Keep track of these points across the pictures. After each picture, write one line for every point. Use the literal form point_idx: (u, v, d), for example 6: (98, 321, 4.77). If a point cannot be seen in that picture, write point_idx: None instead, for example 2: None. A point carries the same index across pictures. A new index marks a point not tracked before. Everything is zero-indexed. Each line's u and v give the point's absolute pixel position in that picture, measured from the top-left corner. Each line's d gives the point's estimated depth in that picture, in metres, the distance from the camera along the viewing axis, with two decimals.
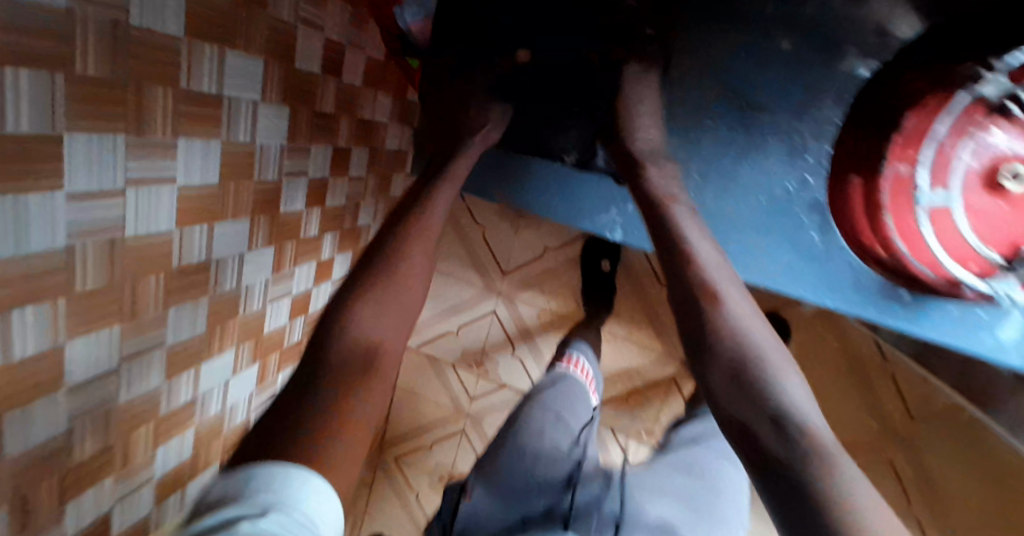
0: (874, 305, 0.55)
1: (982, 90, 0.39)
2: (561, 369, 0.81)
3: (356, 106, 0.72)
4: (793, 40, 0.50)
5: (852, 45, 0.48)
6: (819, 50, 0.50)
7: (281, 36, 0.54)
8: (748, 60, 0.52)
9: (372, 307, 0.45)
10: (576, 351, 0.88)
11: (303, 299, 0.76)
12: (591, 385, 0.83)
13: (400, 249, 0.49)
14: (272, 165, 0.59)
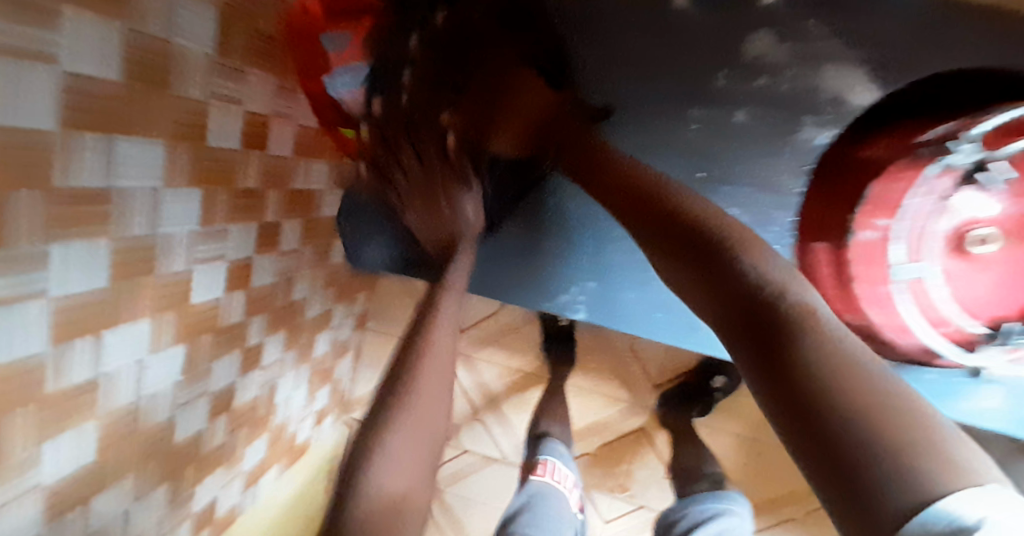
0: None
1: (955, 160, 0.48)
2: (540, 484, 0.75)
3: (286, 178, 0.66)
4: (751, 110, 0.61)
5: (811, 117, 0.60)
6: (780, 117, 0.60)
7: (192, 114, 0.47)
8: (726, 118, 0.62)
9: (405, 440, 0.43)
10: (547, 452, 0.82)
11: (226, 394, 0.66)
12: (569, 491, 0.79)
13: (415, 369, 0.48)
14: (178, 255, 0.51)
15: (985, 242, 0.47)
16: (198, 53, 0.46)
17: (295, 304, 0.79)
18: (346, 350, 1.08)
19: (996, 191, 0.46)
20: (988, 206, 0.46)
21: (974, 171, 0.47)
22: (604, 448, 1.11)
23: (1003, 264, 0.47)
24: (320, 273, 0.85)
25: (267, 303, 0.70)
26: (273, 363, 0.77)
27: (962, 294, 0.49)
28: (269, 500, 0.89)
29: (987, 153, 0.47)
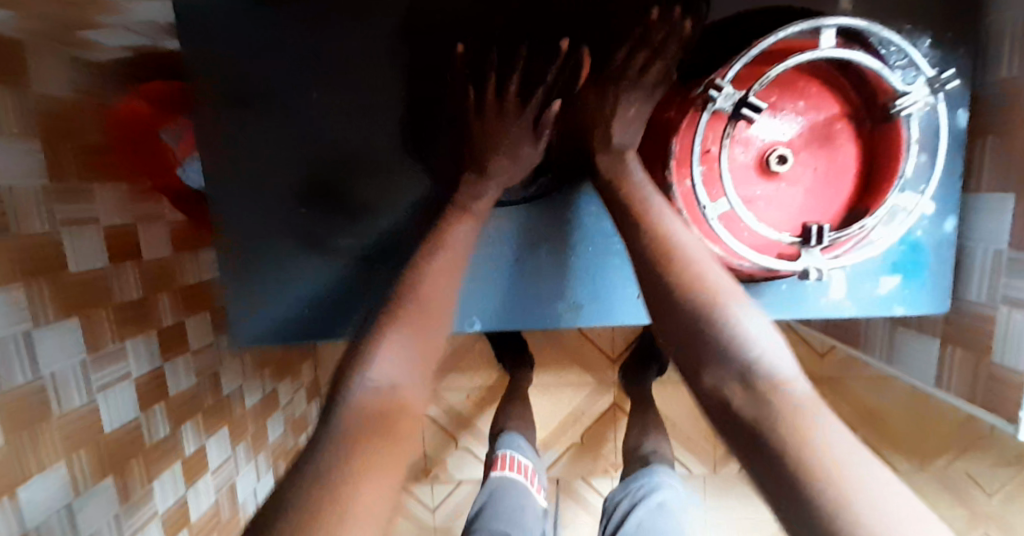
0: None
1: (717, 105, 0.42)
2: (499, 478, 0.76)
3: (173, 278, 0.65)
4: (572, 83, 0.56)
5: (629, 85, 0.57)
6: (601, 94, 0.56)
7: (42, 247, 0.47)
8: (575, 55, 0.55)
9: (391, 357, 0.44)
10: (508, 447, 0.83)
11: (179, 509, 0.64)
12: (532, 481, 0.80)
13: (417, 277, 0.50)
14: (76, 388, 0.50)
15: (780, 161, 0.43)
16: (32, 189, 0.46)
17: (228, 398, 0.77)
18: (307, 424, 1.07)
19: (782, 111, 0.43)
20: (780, 126, 0.43)
21: (739, 109, 0.42)
22: (584, 435, 1.13)
23: (808, 176, 0.44)
24: (247, 358, 0.84)
25: (195, 407, 0.69)
26: (223, 463, 0.75)
27: (783, 214, 0.45)
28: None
29: (744, 93, 0.42)
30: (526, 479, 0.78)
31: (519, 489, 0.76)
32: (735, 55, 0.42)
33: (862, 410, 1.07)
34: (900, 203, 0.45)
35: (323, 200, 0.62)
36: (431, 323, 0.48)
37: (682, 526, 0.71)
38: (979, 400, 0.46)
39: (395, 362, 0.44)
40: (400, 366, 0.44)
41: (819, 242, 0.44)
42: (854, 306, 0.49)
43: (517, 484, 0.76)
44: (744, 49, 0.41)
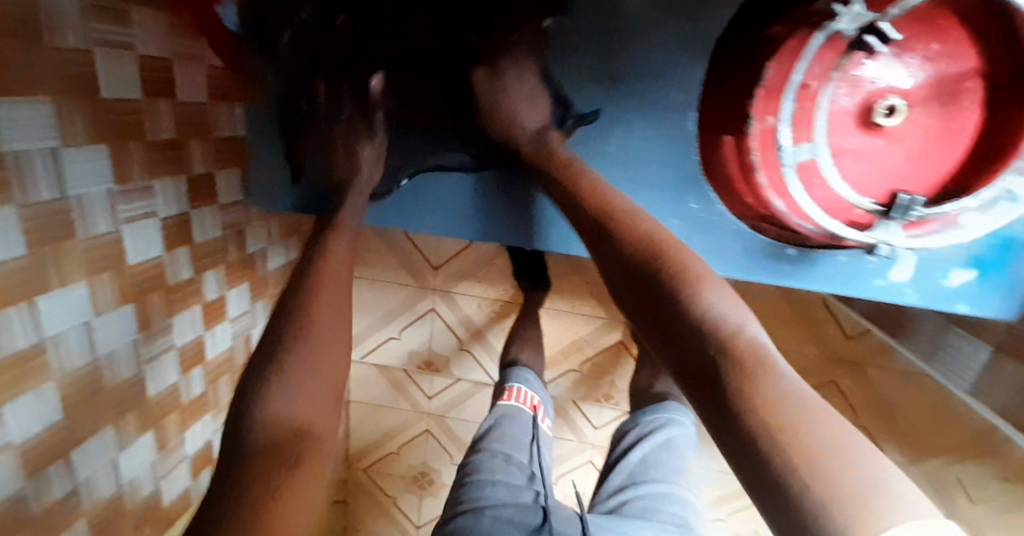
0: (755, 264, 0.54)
1: (838, 27, 0.35)
2: (507, 408, 0.79)
3: (209, 127, 0.64)
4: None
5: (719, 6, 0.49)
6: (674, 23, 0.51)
7: (75, 66, 0.45)
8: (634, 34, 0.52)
9: (286, 383, 0.37)
10: (518, 380, 0.86)
11: (195, 348, 0.68)
12: (538, 412, 0.83)
13: (309, 291, 0.43)
14: (102, 215, 0.51)
15: (890, 112, 0.36)
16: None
17: (251, 257, 0.79)
18: None
19: (910, 52, 0.35)
20: (900, 70, 0.36)
21: (862, 37, 0.35)
22: (586, 364, 1.15)
23: (915, 137, 0.37)
24: (274, 224, 0.85)
25: (219, 257, 0.71)
26: (240, 315, 0.78)
27: (870, 177, 0.39)
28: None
29: (876, 15, 0.34)
30: (530, 411, 0.81)
31: (524, 420, 0.78)
32: None
33: (873, 400, 1.04)
34: (1011, 189, 0.38)
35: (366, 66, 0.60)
36: (334, 352, 0.40)
37: (678, 469, 0.76)
38: None
39: (291, 393, 0.37)
40: (306, 401, 0.37)
41: (901, 217, 0.38)
42: (912, 293, 0.50)
43: (523, 413, 0.79)
44: None
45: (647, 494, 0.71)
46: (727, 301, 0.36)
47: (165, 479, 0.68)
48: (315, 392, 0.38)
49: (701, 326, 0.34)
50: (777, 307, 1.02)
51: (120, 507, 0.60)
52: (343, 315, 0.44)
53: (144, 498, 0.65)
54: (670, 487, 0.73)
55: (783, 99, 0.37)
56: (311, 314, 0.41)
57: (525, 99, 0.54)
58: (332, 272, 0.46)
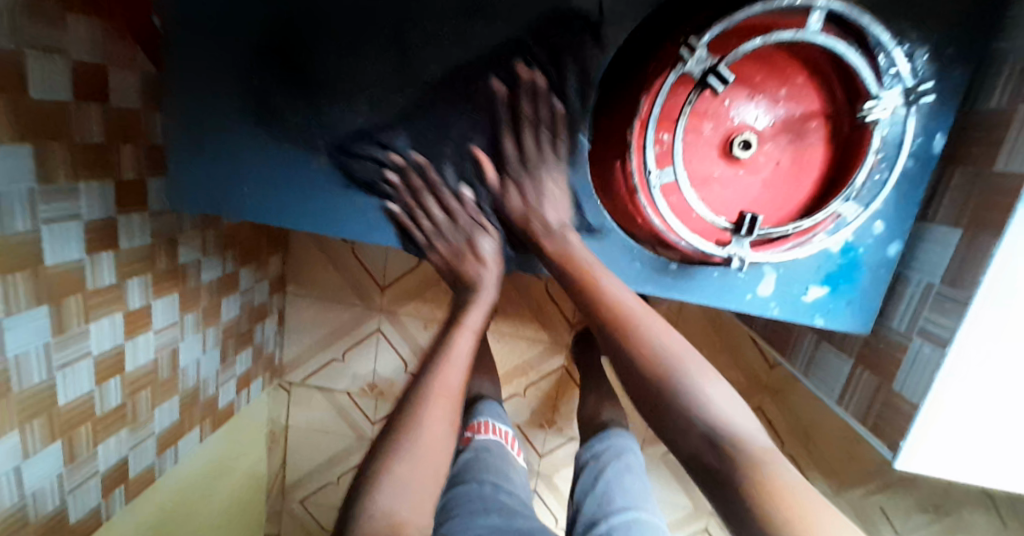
0: (648, 280, 0.51)
1: (687, 69, 0.40)
2: (483, 441, 0.77)
3: (142, 135, 0.63)
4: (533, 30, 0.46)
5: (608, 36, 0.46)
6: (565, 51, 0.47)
7: (0, 65, 0.46)
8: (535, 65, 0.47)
9: (406, 465, 0.42)
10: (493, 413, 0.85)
11: (114, 357, 0.67)
12: (512, 447, 0.82)
13: (415, 415, 0.46)
14: (21, 213, 0.51)
15: (743, 145, 0.42)
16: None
17: (183, 268, 0.79)
18: (265, 314, 1.09)
19: (759, 94, 0.41)
20: (753, 110, 0.42)
21: (706, 78, 0.40)
22: (528, 389, 1.16)
23: (768, 168, 0.43)
24: (210, 237, 0.85)
25: (146, 266, 0.70)
26: (166, 326, 0.77)
27: (732, 202, 0.44)
28: (188, 466, 0.92)
29: (716, 61, 0.40)
30: (507, 444, 0.80)
31: (503, 453, 0.78)
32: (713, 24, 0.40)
33: (797, 426, 1.10)
34: (843, 213, 0.43)
35: (278, 70, 0.50)
36: (428, 449, 0.44)
37: (644, 488, 0.75)
38: (864, 423, 0.47)
39: (396, 495, 0.40)
40: (405, 497, 0.41)
41: (749, 234, 0.44)
42: (778, 308, 0.48)
43: (499, 446, 0.79)
44: (721, 18, 0.39)
45: (623, 521, 0.68)
46: (731, 406, 0.42)
47: (72, 495, 0.65)
48: (412, 496, 0.41)
49: (715, 435, 0.39)
50: (707, 335, 1.08)
51: (16, 522, 0.58)
52: (455, 410, 0.48)
53: (46, 514, 0.62)
54: (647, 510, 0.71)
55: (651, 129, 0.42)
56: (427, 420, 0.46)
57: (551, 198, 0.51)
58: (450, 394, 0.48)
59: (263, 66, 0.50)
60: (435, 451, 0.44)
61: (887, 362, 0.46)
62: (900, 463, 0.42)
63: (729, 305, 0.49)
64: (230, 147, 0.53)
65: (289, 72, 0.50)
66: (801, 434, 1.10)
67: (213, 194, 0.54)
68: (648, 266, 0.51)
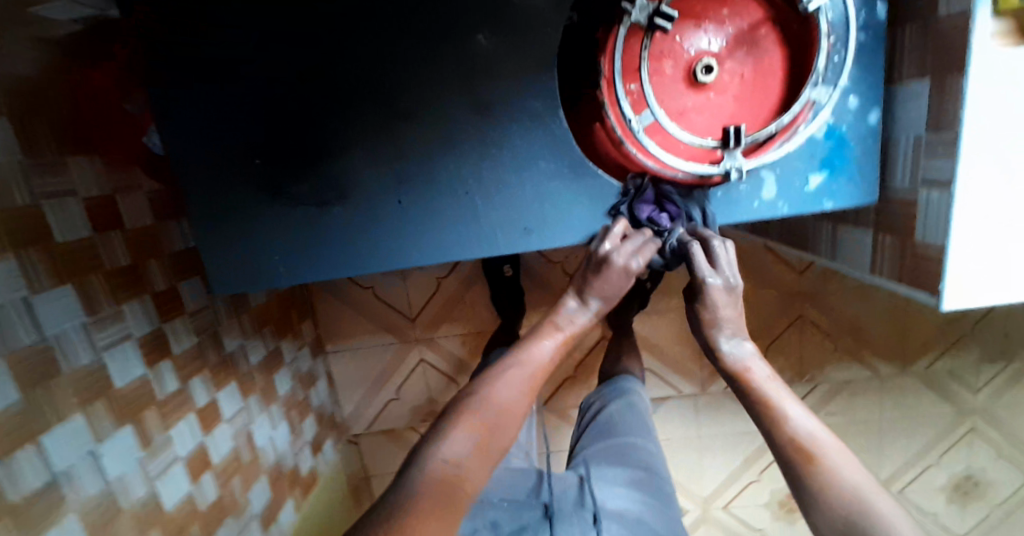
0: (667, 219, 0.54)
1: (633, 19, 0.43)
2: None
3: (160, 248, 0.69)
4: (488, 32, 0.49)
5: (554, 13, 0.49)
6: (524, 39, 0.49)
7: (25, 221, 0.50)
8: (506, 59, 0.50)
9: (465, 437, 0.43)
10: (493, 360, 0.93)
11: (199, 455, 0.71)
12: None
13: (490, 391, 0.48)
14: (81, 347, 0.55)
15: (706, 70, 0.44)
16: (6, 164, 0.49)
17: (232, 356, 0.83)
18: (315, 379, 1.13)
19: (705, 21, 0.44)
20: (704, 36, 0.44)
21: (654, 20, 0.42)
22: (578, 368, 1.19)
23: (735, 83, 0.45)
24: (247, 320, 0.89)
25: (200, 364, 0.74)
26: (235, 414, 0.81)
27: (712, 124, 0.47)
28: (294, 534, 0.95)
29: (657, 3, 0.42)
30: None
31: None
32: None
33: (843, 321, 1.11)
34: (816, 100, 0.46)
35: (274, 146, 0.53)
36: (498, 426, 0.45)
37: (648, 422, 0.76)
38: (903, 283, 0.49)
39: (460, 444, 0.43)
40: (461, 445, 0.43)
41: (738, 145, 0.46)
42: (786, 206, 0.50)
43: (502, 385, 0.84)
44: None
45: (608, 449, 0.71)
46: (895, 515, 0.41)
47: None
48: (479, 463, 0.43)
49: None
50: None
51: None
52: (525, 404, 0.48)
53: None
54: (646, 440, 0.72)
55: (618, 83, 0.45)
56: (498, 412, 0.46)
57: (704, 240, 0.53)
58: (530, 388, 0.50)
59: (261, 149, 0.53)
60: (508, 425, 0.46)
61: (903, 222, 0.48)
62: (947, 305, 0.44)
63: (741, 217, 0.52)
64: (247, 225, 0.55)
65: (293, 151, 0.53)
66: (851, 327, 1.11)
67: (242, 274, 0.57)
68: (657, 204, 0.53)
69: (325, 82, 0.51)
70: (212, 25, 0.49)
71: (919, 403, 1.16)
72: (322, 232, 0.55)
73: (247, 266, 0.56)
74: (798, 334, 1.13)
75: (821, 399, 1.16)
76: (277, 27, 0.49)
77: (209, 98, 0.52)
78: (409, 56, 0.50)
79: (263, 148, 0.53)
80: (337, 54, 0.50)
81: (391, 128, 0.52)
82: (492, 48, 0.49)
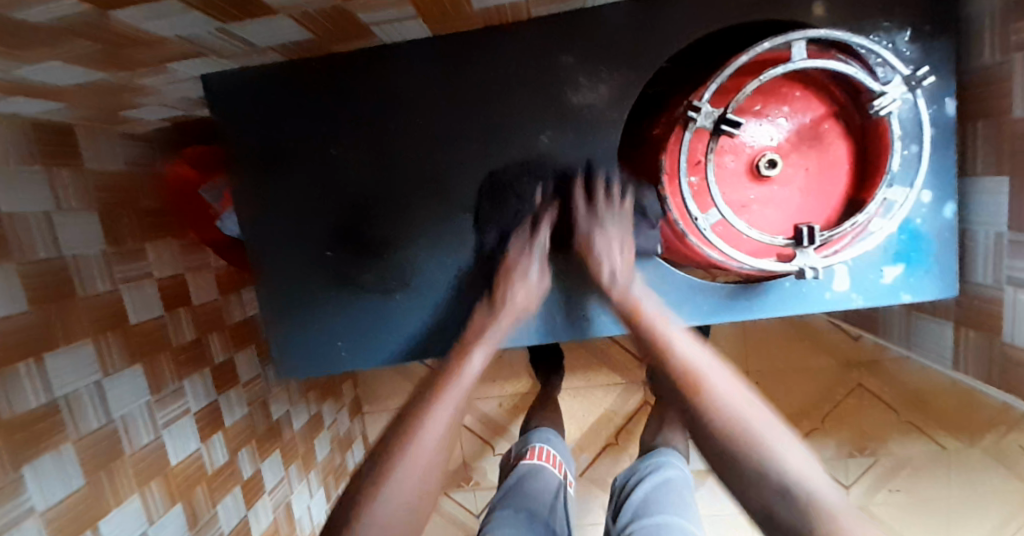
0: (728, 311, 0.54)
1: (699, 124, 0.44)
2: (528, 468, 0.73)
3: (221, 319, 0.72)
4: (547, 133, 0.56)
5: (609, 108, 0.55)
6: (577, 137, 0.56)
7: (104, 308, 0.53)
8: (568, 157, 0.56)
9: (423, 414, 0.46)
10: (539, 442, 0.79)
11: (242, 530, 0.70)
12: (560, 473, 0.76)
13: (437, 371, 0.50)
14: (144, 426, 0.56)
15: (771, 165, 0.44)
16: (91, 255, 0.52)
17: (278, 423, 0.83)
18: (350, 441, 1.11)
19: (767, 118, 0.45)
20: (767, 132, 0.45)
21: (721, 125, 0.43)
22: (619, 435, 1.14)
23: (799, 176, 0.46)
24: (293, 385, 0.90)
25: (248, 435, 0.75)
26: (275, 486, 0.80)
27: (778, 217, 0.47)
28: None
29: (723, 109, 0.43)
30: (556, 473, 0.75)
31: (545, 477, 0.73)
32: (706, 82, 0.44)
33: (907, 392, 1.04)
34: (892, 197, 0.46)
35: (347, 238, 0.60)
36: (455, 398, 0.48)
37: (685, 503, 0.68)
38: (995, 383, 0.46)
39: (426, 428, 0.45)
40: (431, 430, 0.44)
41: (812, 242, 0.45)
42: (860, 298, 0.50)
43: (546, 472, 0.74)
44: (720, 68, 0.43)
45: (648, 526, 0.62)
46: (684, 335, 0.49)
47: None
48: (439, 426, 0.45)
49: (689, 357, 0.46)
50: (780, 329, 1.08)
51: None
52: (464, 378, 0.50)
53: None
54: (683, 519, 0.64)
55: (682, 179, 0.45)
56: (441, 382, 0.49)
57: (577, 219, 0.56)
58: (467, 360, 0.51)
59: (335, 243, 0.60)
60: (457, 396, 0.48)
61: (990, 320, 0.46)
62: None
63: (812, 308, 0.51)
64: (314, 316, 0.62)
65: (365, 244, 0.60)
66: (917, 400, 1.04)
67: (302, 349, 0.63)
68: (719, 296, 0.54)
69: (396, 180, 0.59)
70: (306, 133, 0.59)
71: (992, 491, 1.03)
72: (386, 311, 0.61)
73: (317, 340, 0.62)
74: (856, 404, 1.07)
75: (884, 475, 1.07)
76: (357, 134, 0.58)
77: (297, 192, 0.60)
78: (467, 156, 0.58)
79: (338, 236, 0.60)
80: (408, 157, 0.58)
81: (452, 221, 0.59)
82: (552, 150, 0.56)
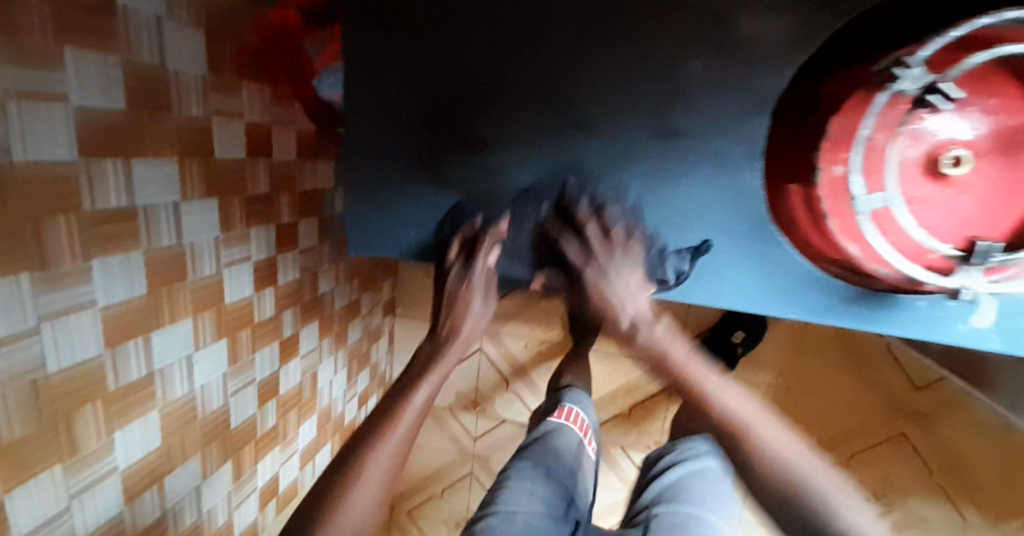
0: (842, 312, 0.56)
1: (900, 86, 0.44)
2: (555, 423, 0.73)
3: (294, 181, 0.72)
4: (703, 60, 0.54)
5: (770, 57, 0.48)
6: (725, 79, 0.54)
7: (197, 132, 0.53)
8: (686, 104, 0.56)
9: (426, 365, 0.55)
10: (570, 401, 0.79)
11: (271, 383, 0.73)
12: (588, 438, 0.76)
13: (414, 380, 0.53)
14: (209, 258, 0.57)
15: (954, 162, 0.43)
16: (190, 76, 0.51)
17: (322, 298, 0.86)
18: (379, 335, 1.14)
19: (967, 110, 0.43)
20: (959, 127, 0.43)
21: (923, 95, 0.44)
22: (634, 408, 1.12)
23: (982, 185, 0.44)
24: (342, 268, 0.91)
25: (295, 299, 0.77)
26: (308, 353, 0.83)
27: (945, 223, 0.45)
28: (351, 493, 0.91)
29: (935, 77, 0.43)
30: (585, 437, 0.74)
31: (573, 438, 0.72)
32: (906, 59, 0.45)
33: (951, 459, 0.97)
34: None
35: (441, 127, 0.63)
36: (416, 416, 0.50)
37: (719, 500, 0.66)
38: None
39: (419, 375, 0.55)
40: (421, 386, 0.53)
41: (981, 262, 0.44)
42: (1000, 339, 0.52)
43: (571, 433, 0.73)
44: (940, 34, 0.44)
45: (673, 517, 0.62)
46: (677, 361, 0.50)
47: (235, 513, 0.70)
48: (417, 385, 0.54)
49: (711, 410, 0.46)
50: (836, 355, 1.02)
51: None
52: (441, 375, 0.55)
53: (218, 530, 0.67)
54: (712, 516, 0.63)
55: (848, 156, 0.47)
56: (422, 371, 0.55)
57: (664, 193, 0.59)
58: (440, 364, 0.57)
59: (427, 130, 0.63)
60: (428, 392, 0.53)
61: None
62: None
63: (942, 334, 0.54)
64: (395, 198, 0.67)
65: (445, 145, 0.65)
66: (959, 470, 0.97)
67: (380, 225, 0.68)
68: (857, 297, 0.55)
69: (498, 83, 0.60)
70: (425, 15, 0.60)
71: None
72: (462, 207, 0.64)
73: (404, 217, 0.67)
74: (892, 453, 1.01)
75: None
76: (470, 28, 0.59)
77: (401, 72, 0.62)
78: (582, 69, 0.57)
79: (431, 124, 0.63)
80: (521, 61, 0.59)
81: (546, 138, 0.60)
82: (673, 91, 0.55)
